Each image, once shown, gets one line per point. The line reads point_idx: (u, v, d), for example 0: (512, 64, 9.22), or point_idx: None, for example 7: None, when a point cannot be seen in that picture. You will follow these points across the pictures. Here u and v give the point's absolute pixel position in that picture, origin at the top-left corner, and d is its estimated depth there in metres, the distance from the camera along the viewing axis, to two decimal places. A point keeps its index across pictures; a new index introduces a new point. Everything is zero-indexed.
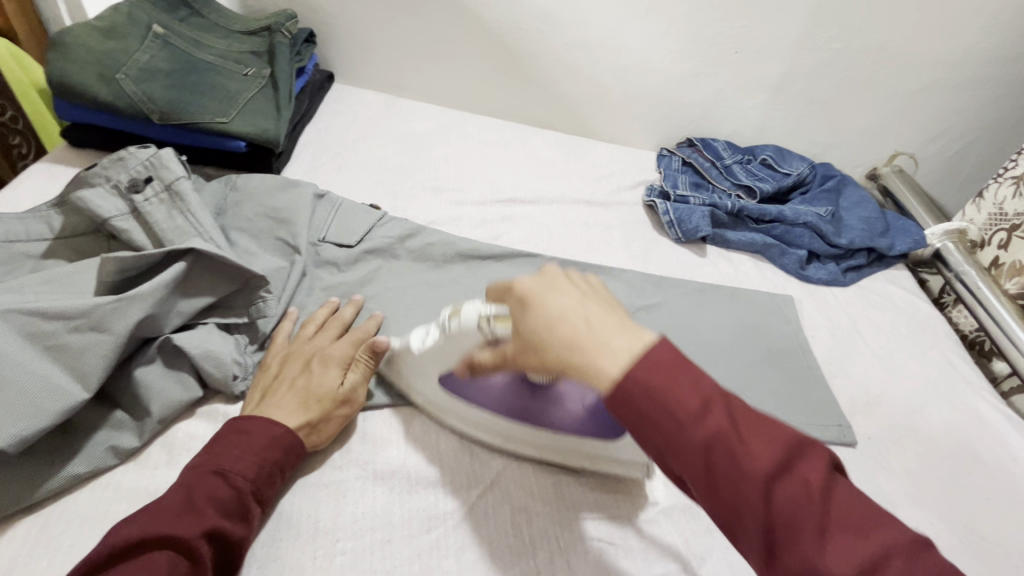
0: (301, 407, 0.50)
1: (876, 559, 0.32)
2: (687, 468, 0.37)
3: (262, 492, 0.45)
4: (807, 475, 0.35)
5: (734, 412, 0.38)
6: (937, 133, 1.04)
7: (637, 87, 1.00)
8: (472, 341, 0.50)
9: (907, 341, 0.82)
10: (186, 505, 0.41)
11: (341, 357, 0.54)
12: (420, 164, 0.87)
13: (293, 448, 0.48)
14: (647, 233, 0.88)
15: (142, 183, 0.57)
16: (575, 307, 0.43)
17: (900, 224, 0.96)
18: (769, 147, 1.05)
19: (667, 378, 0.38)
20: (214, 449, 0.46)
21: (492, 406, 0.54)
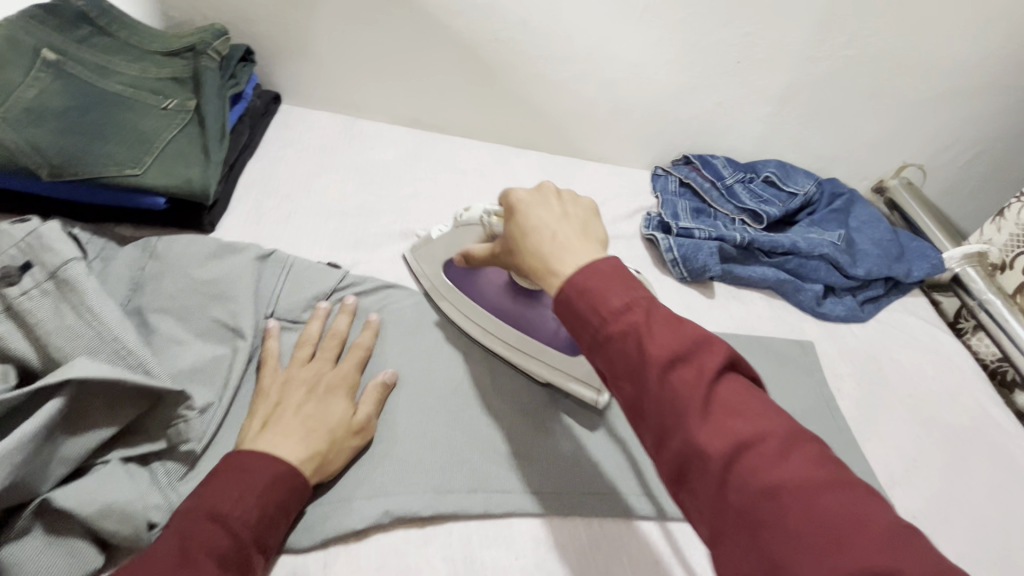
0: (308, 437, 0.45)
1: (752, 441, 0.32)
2: (607, 362, 0.37)
3: (265, 539, 0.39)
4: (704, 362, 0.35)
5: (653, 307, 0.38)
6: (949, 143, 0.97)
7: (629, 102, 0.90)
8: (475, 237, 0.57)
9: (935, 386, 0.75)
10: (177, 557, 0.34)
11: (346, 384, 0.51)
12: (387, 202, 0.75)
13: (295, 487, 0.42)
14: (648, 272, 0.78)
15: (18, 271, 0.43)
16: (545, 223, 0.45)
17: (916, 247, 0.89)
18: (772, 163, 0.96)
19: (599, 281, 0.39)
20: (204, 490, 0.39)
21: (484, 298, 0.62)
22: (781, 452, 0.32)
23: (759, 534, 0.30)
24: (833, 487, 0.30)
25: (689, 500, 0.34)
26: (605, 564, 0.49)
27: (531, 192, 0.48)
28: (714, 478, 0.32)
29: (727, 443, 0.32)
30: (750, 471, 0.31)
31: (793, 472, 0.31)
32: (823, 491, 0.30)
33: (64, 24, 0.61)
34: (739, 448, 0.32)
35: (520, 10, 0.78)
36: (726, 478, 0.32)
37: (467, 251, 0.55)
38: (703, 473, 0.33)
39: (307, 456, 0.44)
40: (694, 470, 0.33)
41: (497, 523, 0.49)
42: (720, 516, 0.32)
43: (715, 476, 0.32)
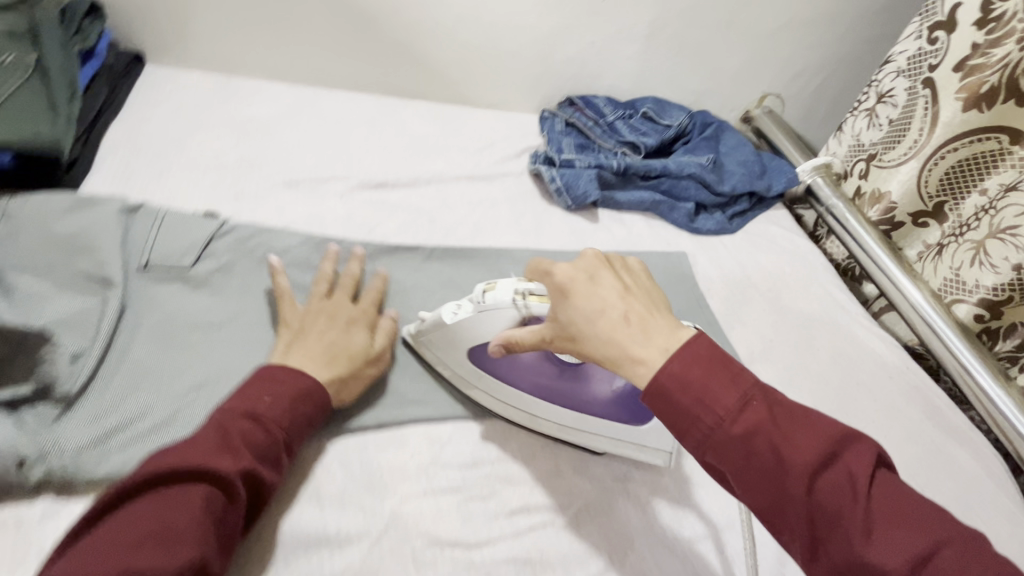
0: (333, 362, 0.51)
1: (921, 553, 0.34)
2: (728, 462, 0.40)
3: (293, 443, 0.46)
4: (849, 467, 0.37)
5: (773, 408, 0.40)
6: (799, 70, 1.08)
7: (507, 45, 0.93)
8: (510, 321, 0.52)
9: (792, 280, 0.85)
10: (222, 442, 0.42)
11: (366, 317, 0.56)
12: (267, 155, 0.74)
13: (320, 404, 0.48)
14: (537, 204, 0.82)
15: None
16: (605, 305, 0.45)
17: (775, 165, 1.00)
18: (648, 99, 1.03)
19: (702, 375, 0.41)
20: (244, 395, 0.46)
21: (525, 382, 0.55)
22: (955, 562, 0.33)
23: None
24: None
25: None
26: (496, 453, 0.54)
27: (568, 271, 0.48)
28: None
29: (901, 560, 0.34)
30: None
31: None
32: None
33: None
34: (913, 564, 0.33)
35: None
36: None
37: (509, 337, 0.50)
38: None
39: (330, 376, 0.50)
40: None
41: (392, 432, 0.53)
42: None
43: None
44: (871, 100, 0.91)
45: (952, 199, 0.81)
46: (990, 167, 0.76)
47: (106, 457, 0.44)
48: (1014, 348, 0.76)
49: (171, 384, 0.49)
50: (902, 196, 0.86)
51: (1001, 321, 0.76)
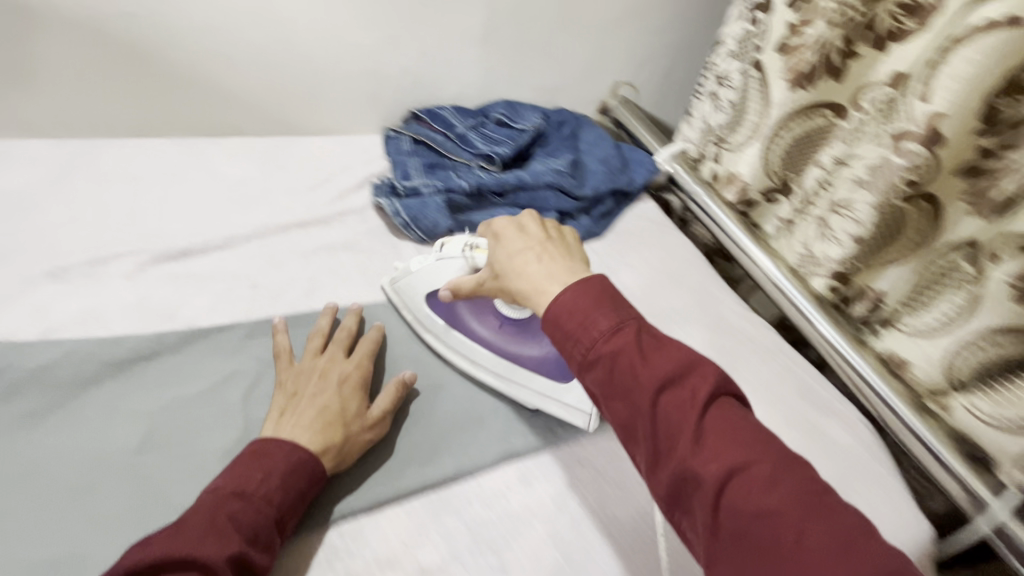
0: (328, 428, 0.48)
1: (737, 463, 0.38)
2: (599, 379, 0.44)
3: (286, 522, 0.44)
4: (696, 391, 0.42)
5: (642, 336, 0.44)
6: (643, 57, 1.06)
7: (325, 64, 0.83)
8: (455, 270, 0.62)
9: (662, 277, 0.84)
10: (209, 526, 0.39)
11: (362, 373, 0.55)
12: (20, 240, 0.59)
13: (315, 475, 0.46)
14: (384, 243, 0.73)
15: None
16: (525, 247, 0.53)
17: (635, 157, 0.98)
18: (499, 103, 0.97)
19: (586, 305, 0.46)
20: (235, 471, 0.44)
21: (480, 330, 0.62)
22: (765, 477, 0.38)
23: (751, 548, 0.36)
24: (814, 512, 0.36)
25: (687, 519, 0.40)
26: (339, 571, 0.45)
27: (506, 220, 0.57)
28: (704, 496, 0.38)
29: (720, 467, 0.38)
30: (736, 495, 0.37)
31: (774, 498, 0.37)
32: (805, 515, 0.36)
33: None
34: (729, 470, 0.38)
35: None
36: (720, 497, 0.38)
37: (454, 282, 0.58)
38: (699, 493, 0.39)
39: (322, 446, 0.47)
40: (690, 490, 0.39)
41: None
42: (715, 538, 0.37)
43: (708, 495, 0.38)
44: (711, 83, 0.90)
45: (794, 173, 0.82)
46: (822, 141, 0.77)
47: None
48: (865, 311, 0.76)
49: None
50: (753, 176, 0.86)
51: (852, 288, 0.76)
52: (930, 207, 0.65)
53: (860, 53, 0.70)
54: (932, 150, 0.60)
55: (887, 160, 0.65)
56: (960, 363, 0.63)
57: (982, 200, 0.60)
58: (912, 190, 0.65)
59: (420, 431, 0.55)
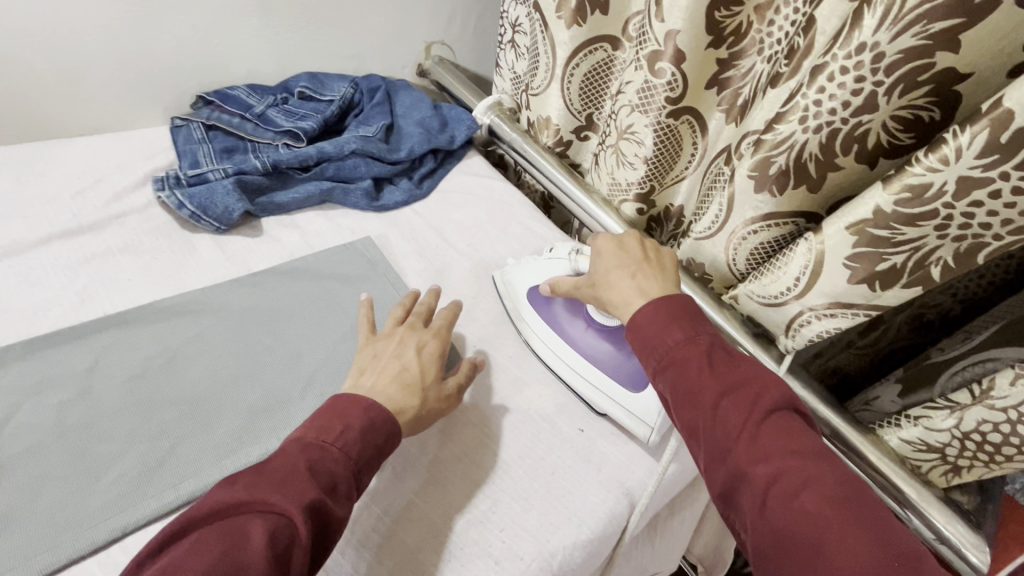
0: (408, 391, 0.53)
1: (790, 473, 0.41)
2: (669, 381, 0.49)
3: (363, 478, 0.46)
4: (759, 398, 0.45)
5: (714, 348, 0.49)
6: (449, 13, 1.05)
7: (73, 54, 0.75)
8: (559, 270, 0.67)
9: (488, 227, 0.84)
10: (290, 472, 0.41)
11: (439, 341, 0.59)
12: None
13: (389, 435, 0.49)
14: (174, 239, 0.68)
15: None
16: (624, 259, 0.59)
17: (453, 114, 0.98)
18: (301, 77, 0.92)
19: (664, 318, 0.51)
20: (315, 424, 0.46)
21: (567, 328, 0.65)
22: (816, 490, 0.39)
23: (793, 550, 0.38)
24: (862, 531, 0.37)
25: (736, 515, 0.43)
26: None
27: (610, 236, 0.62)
28: (754, 497, 0.41)
29: (770, 471, 0.41)
30: (785, 502, 0.40)
31: (821, 511, 0.38)
32: (851, 533, 0.37)
33: None
34: (778, 473, 0.41)
35: None
36: (767, 498, 0.41)
37: (555, 280, 0.65)
38: (748, 491, 0.42)
39: (400, 409, 0.51)
40: (741, 490, 0.42)
41: None
42: (760, 536, 0.40)
43: (757, 496, 0.41)
44: (509, 32, 0.92)
45: (595, 109, 0.87)
46: (608, 73, 0.82)
47: None
48: (675, 226, 0.84)
49: None
50: (560, 118, 0.89)
51: (658, 208, 0.84)
52: (693, 120, 0.72)
53: None
54: (679, 67, 0.66)
55: (649, 82, 0.69)
56: (736, 258, 0.70)
57: (731, 106, 0.69)
58: (674, 107, 0.70)
59: (218, 426, 0.52)
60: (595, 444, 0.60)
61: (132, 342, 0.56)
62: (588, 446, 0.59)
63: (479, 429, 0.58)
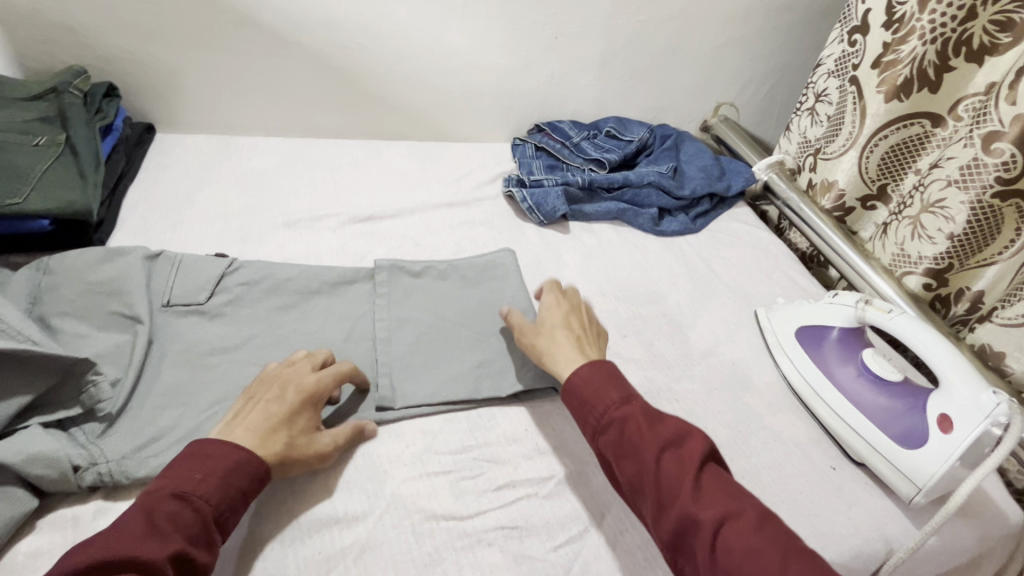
0: (270, 437, 0.51)
1: (731, 511, 0.46)
2: (609, 439, 0.53)
3: (226, 520, 0.46)
4: (690, 452, 0.50)
5: (646, 408, 0.54)
6: (746, 81, 1.17)
7: (474, 87, 1.04)
8: (842, 317, 0.70)
9: (754, 268, 0.91)
10: (146, 529, 0.42)
11: (321, 390, 0.55)
12: (268, 202, 0.85)
13: (255, 477, 0.48)
14: (511, 222, 0.91)
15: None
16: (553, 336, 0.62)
17: (733, 166, 1.07)
18: (610, 119, 1.12)
19: (600, 379, 0.56)
20: (176, 471, 0.46)
21: (833, 372, 0.69)
22: (751, 524, 0.45)
23: None
24: (791, 555, 0.44)
25: (689, 563, 0.46)
26: (484, 437, 0.59)
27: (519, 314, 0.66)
28: (705, 540, 0.45)
29: (717, 513, 0.46)
30: (732, 538, 0.45)
31: (761, 544, 0.44)
32: (789, 560, 0.43)
33: (39, 110, 0.73)
34: (725, 517, 0.46)
35: (357, 18, 0.91)
36: (717, 540, 0.45)
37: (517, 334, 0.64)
38: (700, 537, 0.46)
39: (264, 454, 0.50)
40: (692, 535, 0.46)
41: (383, 429, 0.59)
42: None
43: (708, 539, 0.45)
44: (810, 100, 0.99)
45: (892, 180, 0.87)
46: (919, 150, 0.83)
47: (145, 462, 0.52)
48: (966, 311, 0.78)
49: (196, 400, 0.58)
50: (849, 183, 0.92)
51: (949, 287, 0.80)
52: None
53: (955, 65, 0.76)
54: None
55: (978, 160, 0.70)
56: None
57: None
58: (1004, 187, 0.69)
59: None
60: (847, 484, 0.61)
61: None
62: (839, 484, 0.61)
63: (735, 432, 0.65)
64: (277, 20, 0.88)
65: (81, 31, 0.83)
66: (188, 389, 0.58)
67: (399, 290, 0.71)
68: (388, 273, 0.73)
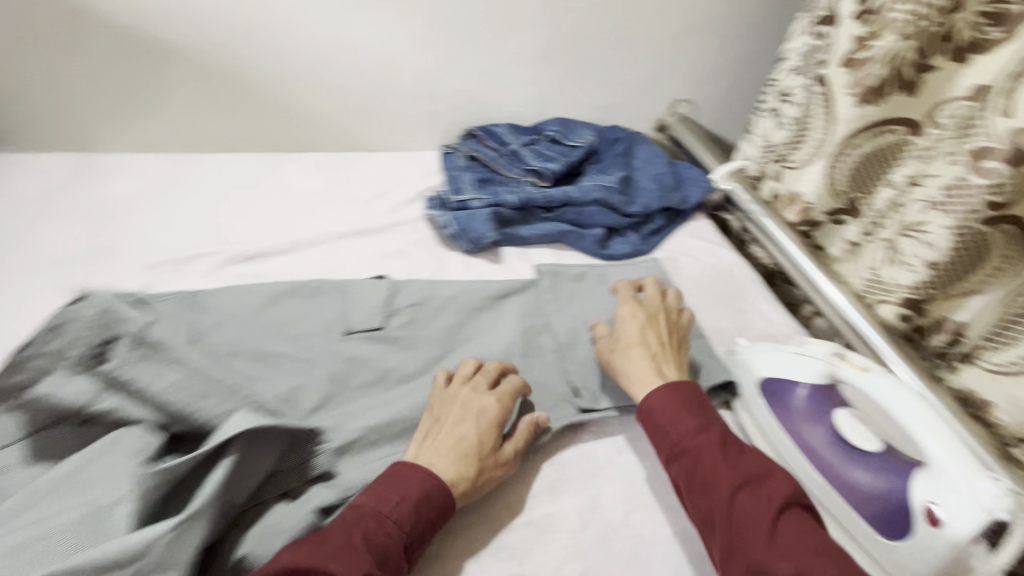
0: (462, 461, 0.51)
1: (809, 562, 0.41)
2: (681, 470, 0.50)
3: (412, 550, 0.46)
4: (774, 493, 0.46)
5: (724, 441, 0.50)
6: (704, 74, 1.04)
7: (392, 89, 0.89)
8: (811, 371, 0.60)
9: (712, 297, 0.80)
10: (345, 545, 0.43)
11: (500, 407, 0.55)
12: (127, 240, 0.69)
13: (440, 506, 0.48)
14: (435, 252, 0.77)
15: (106, 352, 0.51)
16: (635, 353, 0.58)
17: (689, 175, 0.95)
18: (553, 121, 0.98)
19: (675, 402, 0.53)
20: (373, 490, 0.47)
21: (802, 436, 0.59)
22: None
23: None
24: None
25: None
26: None
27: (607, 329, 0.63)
28: None
29: (793, 565, 0.41)
30: None
31: None
32: None
33: None
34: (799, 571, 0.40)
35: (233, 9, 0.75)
36: None
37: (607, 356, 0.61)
38: None
39: (455, 477, 0.50)
40: None
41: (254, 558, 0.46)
42: None
43: None
44: (773, 99, 0.87)
45: (863, 194, 0.76)
46: (893, 159, 0.71)
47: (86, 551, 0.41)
48: (946, 343, 0.68)
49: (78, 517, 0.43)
50: (816, 197, 0.81)
51: (927, 317, 0.69)
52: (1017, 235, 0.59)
53: (937, 65, 0.65)
54: (1017, 168, 0.56)
55: (966, 179, 0.60)
56: None
57: None
58: (994, 212, 0.59)
59: None
60: None
61: (392, 341, 0.63)
62: None
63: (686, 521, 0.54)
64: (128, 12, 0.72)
65: None
66: (379, 397, 0.59)
67: (565, 294, 0.73)
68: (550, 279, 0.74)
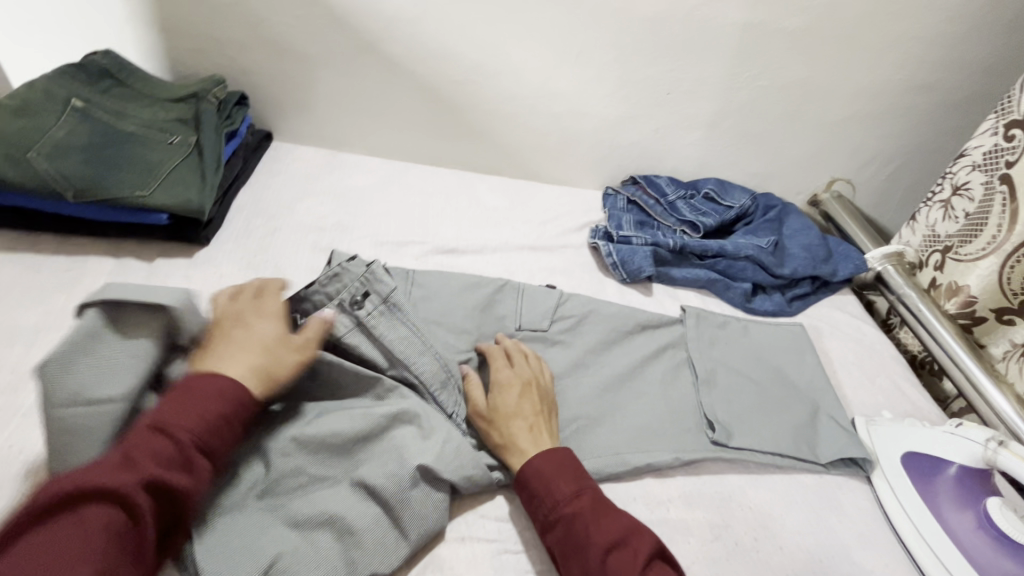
0: (238, 358, 0.49)
1: None
2: (557, 537, 0.51)
3: (207, 443, 0.43)
4: (638, 551, 0.49)
5: (595, 502, 0.53)
6: (869, 158, 1.07)
7: (575, 133, 1.03)
8: (968, 454, 0.63)
9: (854, 368, 0.81)
10: (122, 462, 0.39)
11: (270, 313, 0.54)
12: (359, 221, 0.87)
13: (235, 400, 0.45)
14: (594, 276, 0.88)
15: (362, 298, 0.60)
16: (522, 419, 0.59)
17: (842, 250, 0.97)
18: (711, 180, 1.06)
19: (552, 467, 0.54)
20: (167, 403, 0.43)
21: (945, 517, 0.61)
22: None
23: None
24: None
25: None
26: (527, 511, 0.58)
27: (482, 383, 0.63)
28: None
29: None
30: None
31: None
32: None
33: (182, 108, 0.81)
34: None
35: (472, 56, 0.93)
36: None
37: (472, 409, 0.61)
38: None
39: (244, 373, 0.47)
40: None
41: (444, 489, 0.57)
42: None
43: None
44: (946, 191, 0.88)
45: None
46: None
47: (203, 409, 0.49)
48: None
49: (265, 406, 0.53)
50: (982, 292, 0.81)
51: None
52: None
53: None
54: None
55: None
56: None
57: None
58: None
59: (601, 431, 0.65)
60: None
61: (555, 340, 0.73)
62: None
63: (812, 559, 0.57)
64: (396, 50, 0.92)
65: (222, 43, 0.91)
66: None
67: (707, 334, 0.78)
68: (695, 319, 0.79)
